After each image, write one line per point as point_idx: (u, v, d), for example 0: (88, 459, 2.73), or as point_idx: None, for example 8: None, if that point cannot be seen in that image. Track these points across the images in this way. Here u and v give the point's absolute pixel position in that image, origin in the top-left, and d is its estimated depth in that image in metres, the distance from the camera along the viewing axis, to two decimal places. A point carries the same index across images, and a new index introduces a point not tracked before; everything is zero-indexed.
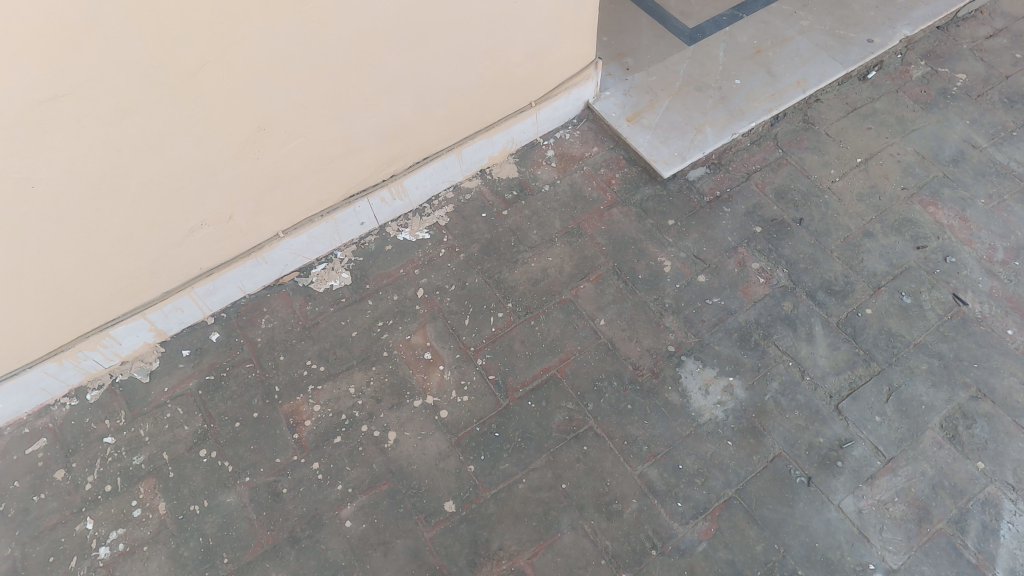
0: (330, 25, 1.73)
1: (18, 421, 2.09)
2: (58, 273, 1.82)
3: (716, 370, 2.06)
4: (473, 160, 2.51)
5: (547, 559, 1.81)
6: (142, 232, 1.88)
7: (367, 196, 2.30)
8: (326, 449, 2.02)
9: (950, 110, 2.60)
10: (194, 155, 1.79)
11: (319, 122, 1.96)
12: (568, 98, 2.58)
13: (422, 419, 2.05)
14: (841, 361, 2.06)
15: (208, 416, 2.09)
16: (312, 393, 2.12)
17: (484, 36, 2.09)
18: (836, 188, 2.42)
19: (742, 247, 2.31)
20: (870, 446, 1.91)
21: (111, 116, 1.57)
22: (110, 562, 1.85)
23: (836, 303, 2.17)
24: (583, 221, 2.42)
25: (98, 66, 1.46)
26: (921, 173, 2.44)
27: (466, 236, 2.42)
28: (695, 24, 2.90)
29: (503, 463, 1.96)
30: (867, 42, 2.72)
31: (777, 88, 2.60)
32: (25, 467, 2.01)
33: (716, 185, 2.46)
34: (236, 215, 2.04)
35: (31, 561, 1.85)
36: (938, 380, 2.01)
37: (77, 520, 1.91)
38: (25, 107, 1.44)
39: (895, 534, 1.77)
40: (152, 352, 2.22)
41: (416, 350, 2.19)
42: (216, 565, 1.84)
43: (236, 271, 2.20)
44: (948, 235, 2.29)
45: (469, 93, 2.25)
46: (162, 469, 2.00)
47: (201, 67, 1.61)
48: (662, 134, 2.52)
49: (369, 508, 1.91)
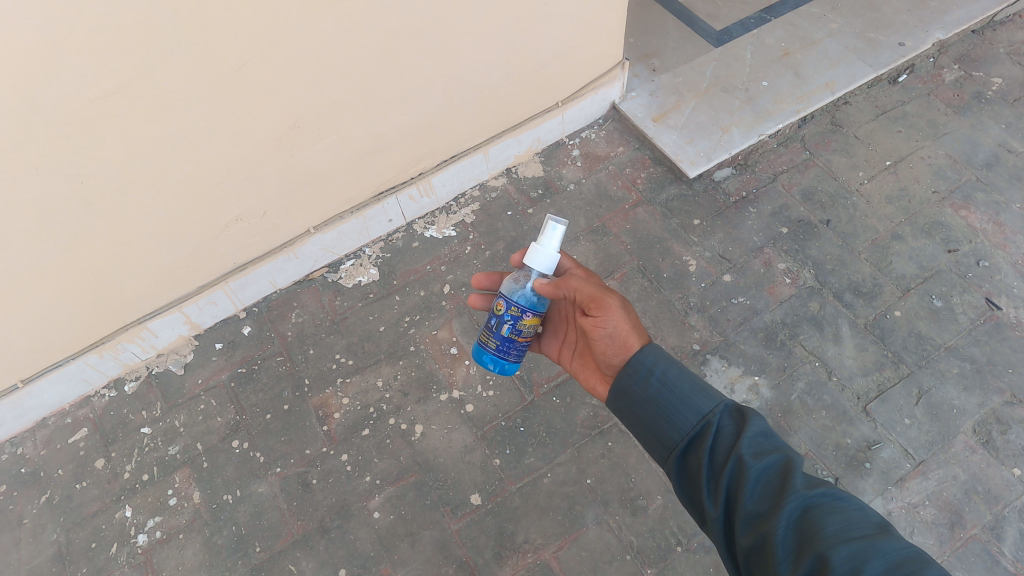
0: (367, 25, 1.76)
1: (61, 411, 2.15)
2: (102, 265, 1.87)
3: (741, 369, 2.08)
4: (499, 158, 2.54)
5: (572, 552, 1.84)
6: (181, 227, 1.93)
7: (396, 193, 2.34)
8: (354, 441, 2.06)
9: (984, 114, 2.59)
10: (233, 151, 1.83)
11: (352, 120, 1.99)
12: (594, 97, 2.60)
13: (449, 413, 2.09)
14: (869, 362, 2.07)
15: (240, 408, 2.14)
16: (340, 386, 2.16)
17: (514, 35, 2.11)
18: (864, 190, 2.43)
19: (768, 247, 2.32)
20: (899, 449, 1.92)
21: (157, 114, 1.61)
22: (148, 549, 1.91)
23: (863, 305, 2.18)
24: (608, 220, 2.44)
25: (147, 65, 1.50)
26: (953, 176, 2.43)
27: (491, 233, 2.45)
28: (722, 25, 2.90)
29: (528, 458, 2.00)
30: (899, 44, 2.71)
31: (805, 89, 2.60)
32: (67, 456, 2.07)
33: (741, 186, 2.47)
34: (270, 210, 2.08)
35: (74, 546, 1.92)
36: (970, 384, 2.01)
37: (116, 508, 1.97)
38: (78, 105, 1.48)
39: (926, 537, 1.78)
40: (186, 344, 2.28)
41: (442, 345, 2.22)
42: (249, 554, 1.89)
43: (269, 265, 2.25)
44: (981, 239, 2.28)
45: (498, 92, 2.27)
46: (196, 459, 2.05)
47: (243, 65, 1.64)
48: (688, 135, 2.53)
49: (396, 499, 1.95)
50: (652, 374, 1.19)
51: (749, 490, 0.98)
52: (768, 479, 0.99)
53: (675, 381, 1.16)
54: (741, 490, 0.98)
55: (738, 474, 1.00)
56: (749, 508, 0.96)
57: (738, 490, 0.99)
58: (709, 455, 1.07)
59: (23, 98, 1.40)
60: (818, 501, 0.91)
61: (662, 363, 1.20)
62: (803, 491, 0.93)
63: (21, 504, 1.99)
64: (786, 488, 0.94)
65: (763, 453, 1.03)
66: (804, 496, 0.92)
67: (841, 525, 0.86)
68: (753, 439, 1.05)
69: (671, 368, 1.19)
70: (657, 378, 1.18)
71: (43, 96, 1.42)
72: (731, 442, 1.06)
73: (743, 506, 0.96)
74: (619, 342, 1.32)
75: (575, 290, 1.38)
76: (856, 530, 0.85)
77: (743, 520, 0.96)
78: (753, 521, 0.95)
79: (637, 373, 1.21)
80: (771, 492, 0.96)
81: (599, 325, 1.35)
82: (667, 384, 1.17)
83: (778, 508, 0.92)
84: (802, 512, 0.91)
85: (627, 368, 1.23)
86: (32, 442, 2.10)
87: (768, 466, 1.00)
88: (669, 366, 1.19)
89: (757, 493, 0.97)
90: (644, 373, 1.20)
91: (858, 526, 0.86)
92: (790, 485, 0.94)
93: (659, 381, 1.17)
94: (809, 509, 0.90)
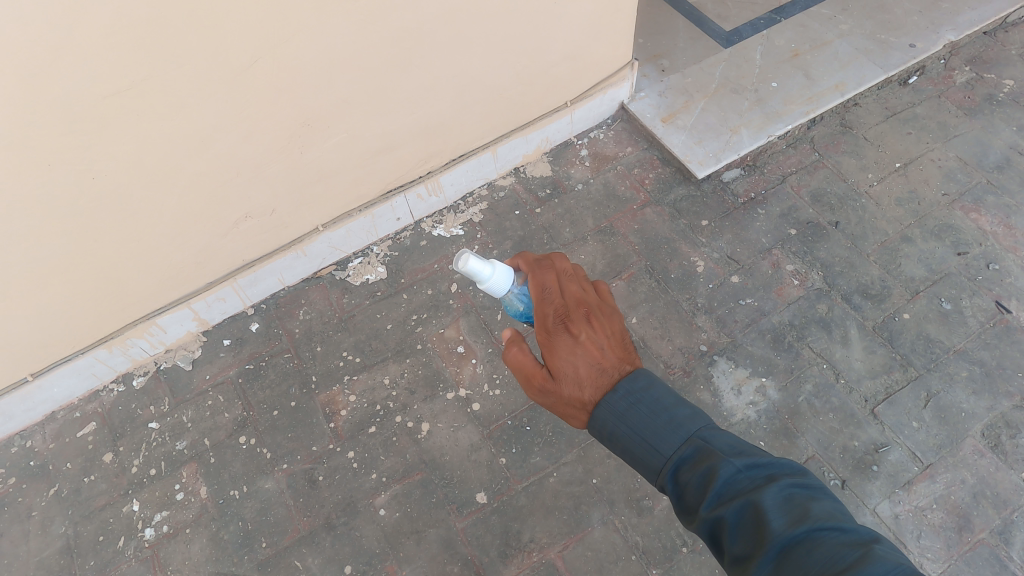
0: (377, 25, 1.76)
1: (70, 405, 2.17)
2: (112, 261, 1.88)
3: (748, 371, 2.07)
4: (507, 158, 2.54)
5: (577, 552, 1.84)
6: (191, 224, 1.93)
7: (404, 192, 2.35)
8: (361, 439, 2.06)
9: (996, 117, 2.58)
10: (243, 150, 1.84)
11: (361, 119, 1.99)
12: (603, 98, 2.60)
13: (455, 411, 2.09)
14: (877, 365, 2.06)
15: (248, 404, 2.15)
16: (348, 383, 2.17)
17: (524, 35, 2.11)
18: (873, 192, 2.42)
19: (777, 248, 2.31)
20: (906, 452, 1.91)
21: (167, 112, 1.62)
22: (155, 543, 1.92)
23: (871, 307, 2.17)
24: (616, 220, 2.44)
25: (158, 64, 1.51)
26: (964, 179, 2.43)
27: (499, 233, 2.45)
28: (732, 26, 2.90)
29: (535, 457, 2.00)
30: (909, 46, 2.71)
31: (815, 91, 2.60)
32: (76, 450, 2.08)
33: (750, 187, 2.47)
34: (279, 208, 2.09)
35: (82, 539, 1.93)
36: (979, 388, 2.00)
37: (124, 502, 1.98)
38: (90, 102, 1.49)
39: (933, 541, 1.77)
40: (195, 340, 2.29)
41: (449, 343, 2.22)
42: (256, 549, 1.89)
43: (277, 263, 2.26)
44: (991, 242, 2.28)
45: (507, 91, 2.28)
46: (203, 454, 2.06)
47: (252, 64, 1.65)
48: (697, 136, 2.53)
49: (402, 497, 1.95)
50: (606, 438, 1.14)
51: (729, 534, 0.93)
52: (747, 519, 0.93)
53: (627, 443, 1.10)
54: (723, 537, 0.94)
55: (717, 520, 0.95)
56: (732, 551, 0.92)
57: (719, 535, 0.94)
58: (685, 495, 1.02)
59: (36, 92, 1.41)
60: (799, 540, 0.87)
61: (610, 425, 1.13)
62: (783, 531, 0.88)
63: (30, 497, 2.01)
64: (765, 531, 0.89)
65: (738, 488, 0.96)
66: (786, 540, 0.87)
67: (828, 558, 0.83)
68: (726, 476, 0.98)
69: (621, 427, 1.12)
70: None
71: (55, 91, 1.43)
72: (703, 484, 0.99)
73: (726, 553, 0.92)
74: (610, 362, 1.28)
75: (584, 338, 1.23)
76: (839, 569, 0.81)
77: (731, 564, 0.92)
78: (738, 566, 0.91)
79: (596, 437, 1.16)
80: (751, 534, 0.91)
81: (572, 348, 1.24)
82: (621, 444, 1.11)
83: (759, 557, 0.88)
84: (783, 557, 0.86)
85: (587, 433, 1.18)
86: (42, 435, 2.11)
87: (743, 506, 0.94)
88: (618, 426, 1.12)
89: (739, 535, 0.93)
90: None
91: (845, 558, 0.83)
92: (769, 528, 0.89)
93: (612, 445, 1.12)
94: (791, 553, 0.86)
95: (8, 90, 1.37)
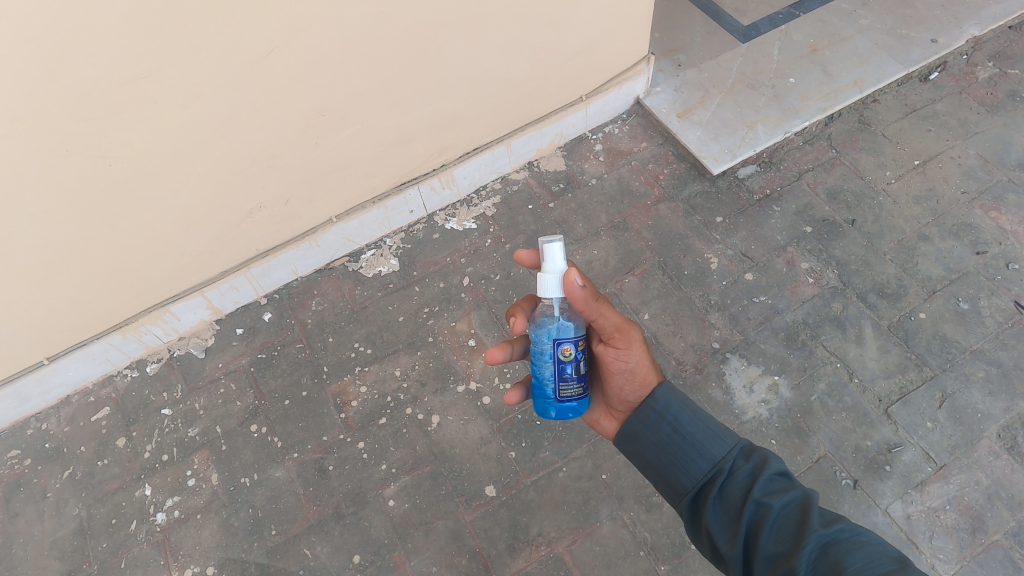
0: (393, 16, 1.76)
1: (84, 389, 2.19)
2: (127, 248, 1.90)
3: (761, 369, 2.06)
4: (521, 151, 2.54)
5: (585, 547, 1.84)
6: (205, 213, 1.95)
7: (417, 184, 2.35)
8: (371, 430, 2.07)
9: (1018, 114, 2.54)
10: (260, 139, 1.85)
11: (376, 110, 2.00)
12: (618, 92, 2.59)
13: (466, 404, 2.09)
14: (892, 364, 2.04)
15: (260, 393, 2.16)
16: (359, 374, 2.18)
17: (540, 29, 2.11)
18: (891, 190, 2.39)
19: (792, 246, 2.29)
20: (920, 452, 1.89)
21: (184, 100, 1.62)
22: (166, 528, 1.94)
23: (887, 306, 2.15)
24: (629, 215, 2.42)
25: (175, 53, 1.52)
26: (984, 177, 2.39)
27: (512, 227, 2.45)
28: (750, 21, 2.87)
29: (544, 451, 2.00)
30: (930, 41, 2.67)
31: (833, 87, 2.57)
32: (90, 434, 2.10)
33: (766, 184, 2.45)
34: (293, 199, 2.10)
35: (95, 522, 1.95)
36: (995, 389, 1.98)
37: (136, 486, 2.00)
38: (107, 89, 1.50)
39: (945, 542, 1.75)
40: (208, 328, 2.31)
41: (460, 336, 2.23)
42: (265, 536, 1.91)
43: (291, 253, 2.27)
44: (1011, 241, 2.24)
45: (521, 85, 2.27)
46: (215, 442, 2.07)
47: (268, 53, 1.65)
48: (713, 131, 2.51)
49: (412, 488, 1.96)
50: (663, 420, 1.17)
51: (766, 531, 0.97)
52: (785, 518, 0.98)
53: (688, 428, 1.14)
54: (760, 532, 0.97)
55: (758, 516, 1.00)
56: (768, 548, 0.96)
57: (756, 531, 0.98)
58: (726, 490, 1.07)
59: (53, 78, 1.42)
60: (838, 538, 0.91)
61: None
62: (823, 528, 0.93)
63: (45, 479, 2.03)
64: (805, 526, 0.94)
65: (777, 490, 1.03)
66: (822, 534, 0.92)
67: (865, 560, 0.86)
68: (767, 478, 1.05)
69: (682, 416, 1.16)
70: (668, 423, 1.16)
71: (71, 77, 1.44)
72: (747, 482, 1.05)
73: (762, 547, 0.95)
74: (640, 379, 1.29)
75: (602, 316, 1.29)
76: (880, 566, 0.85)
77: (764, 562, 0.95)
78: (774, 562, 0.94)
79: (649, 419, 1.19)
80: (790, 531, 0.96)
81: (623, 358, 1.31)
82: None
83: (799, 548, 0.91)
84: (823, 550, 0.91)
85: (639, 413, 1.20)
86: (57, 418, 2.14)
87: (784, 506, 1.00)
88: (682, 411, 1.17)
89: (775, 533, 0.97)
90: (655, 418, 1.18)
91: (883, 562, 0.86)
92: (810, 522, 0.95)
93: (672, 427, 1.15)
94: (830, 547, 0.90)
95: (26, 74, 1.38)
